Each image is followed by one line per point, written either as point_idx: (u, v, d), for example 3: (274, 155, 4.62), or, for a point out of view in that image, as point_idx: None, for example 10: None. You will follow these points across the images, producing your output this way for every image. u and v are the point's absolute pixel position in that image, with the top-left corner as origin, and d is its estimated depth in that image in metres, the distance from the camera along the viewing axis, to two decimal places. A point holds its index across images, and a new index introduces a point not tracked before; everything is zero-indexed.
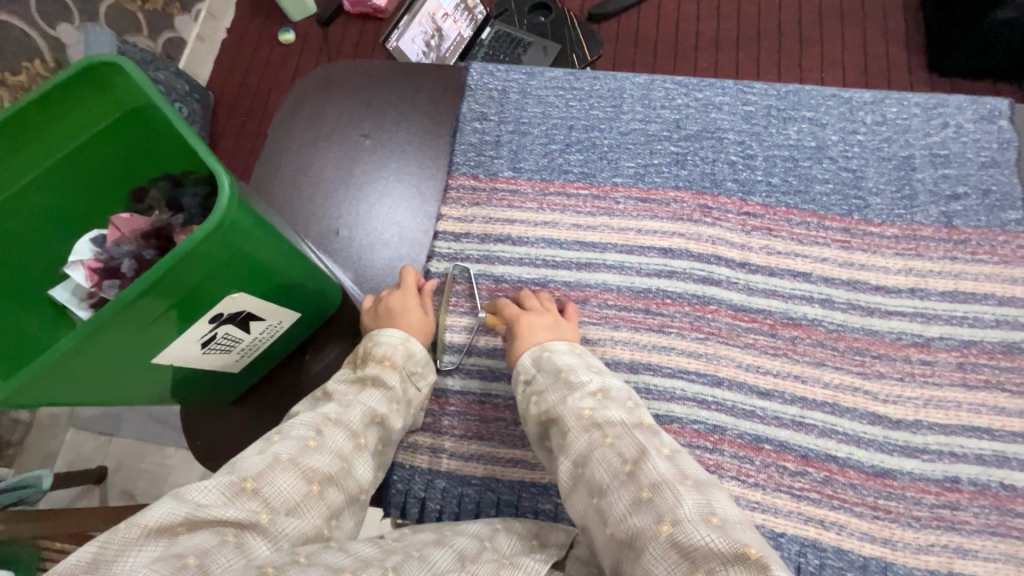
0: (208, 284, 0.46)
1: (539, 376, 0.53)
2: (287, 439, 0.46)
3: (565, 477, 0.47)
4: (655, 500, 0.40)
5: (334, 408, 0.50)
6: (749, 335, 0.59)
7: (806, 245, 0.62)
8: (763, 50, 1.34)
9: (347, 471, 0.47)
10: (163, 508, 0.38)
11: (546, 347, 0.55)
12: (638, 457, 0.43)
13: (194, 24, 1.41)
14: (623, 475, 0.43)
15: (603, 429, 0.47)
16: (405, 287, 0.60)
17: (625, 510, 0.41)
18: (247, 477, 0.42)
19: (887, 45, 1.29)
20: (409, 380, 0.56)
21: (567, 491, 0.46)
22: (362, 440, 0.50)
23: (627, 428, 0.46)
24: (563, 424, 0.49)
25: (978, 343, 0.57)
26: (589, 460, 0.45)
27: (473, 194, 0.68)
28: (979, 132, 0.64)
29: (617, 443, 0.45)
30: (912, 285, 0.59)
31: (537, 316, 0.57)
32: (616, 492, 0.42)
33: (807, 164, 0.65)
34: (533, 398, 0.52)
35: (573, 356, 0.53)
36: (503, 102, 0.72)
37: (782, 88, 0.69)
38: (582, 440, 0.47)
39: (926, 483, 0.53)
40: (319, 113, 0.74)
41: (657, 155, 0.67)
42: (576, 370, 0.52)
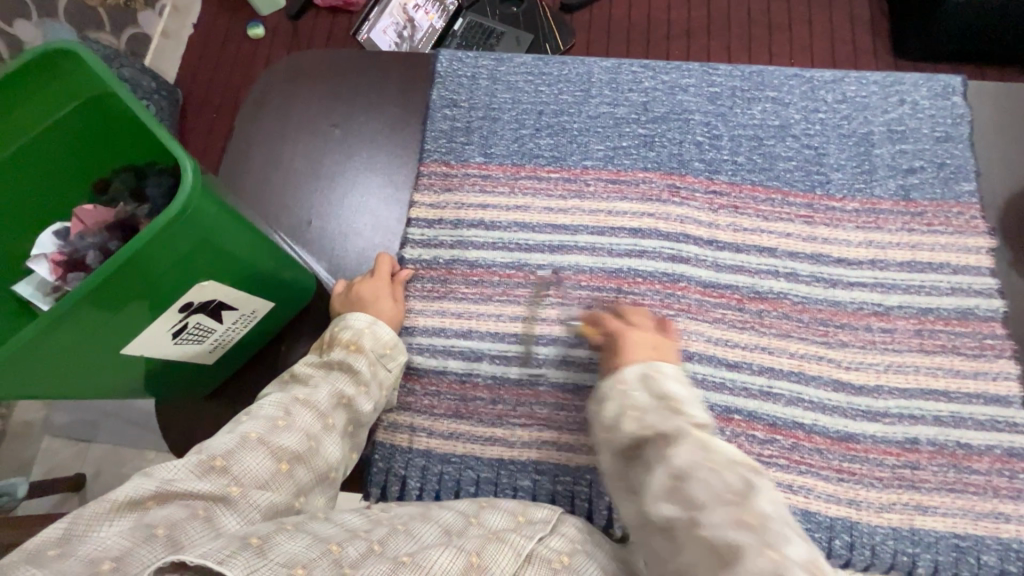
0: (176, 271, 0.45)
1: (641, 392, 0.48)
2: (257, 418, 0.46)
3: (656, 484, 0.42)
4: (762, 530, 0.37)
5: (302, 389, 0.50)
6: (718, 310, 0.60)
7: (770, 221, 0.63)
8: (732, 36, 1.36)
9: (316, 451, 0.47)
10: (133, 484, 0.39)
11: (653, 367, 0.50)
12: (747, 488, 0.39)
13: (159, 20, 1.38)
14: (729, 499, 0.39)
15: (710, 452, 0.42)
16: (377, 275, 0.61)
17: (724, 528, 0.38)
18: (217, 455, 0.43)
19: (851, 31, 1.32)
20: (380, 362, 0.55)
21: (653, 493, 0.42)
22: (331, 420, 0.49)
23: (732, 457, 0.42)
24: (670, 437, 0.43)
25: (934, 311, 0.59)
26: (692, 476, 0.41)
27: (445, 180, 0.68)
28: (933, 109, 0.67)
29: (723, 469, 0.40)
30: (872, 257, 0.62)
31: (642, 334, 0.53)
32: (718, 512, 0.39)
33: (770, 142, 0.67)
34: (629, 410, 0.47)
35: (684, 386, 0.48)
36: (472, 88, 0.72)
37: (746, 69, 0.70)
38: (685, 454, 0.42)
39: (887, 446, 0.55)
40: (286, 104, 0.73)
41: (626, 138, 0.68)
42: (686, 400, 0.47)
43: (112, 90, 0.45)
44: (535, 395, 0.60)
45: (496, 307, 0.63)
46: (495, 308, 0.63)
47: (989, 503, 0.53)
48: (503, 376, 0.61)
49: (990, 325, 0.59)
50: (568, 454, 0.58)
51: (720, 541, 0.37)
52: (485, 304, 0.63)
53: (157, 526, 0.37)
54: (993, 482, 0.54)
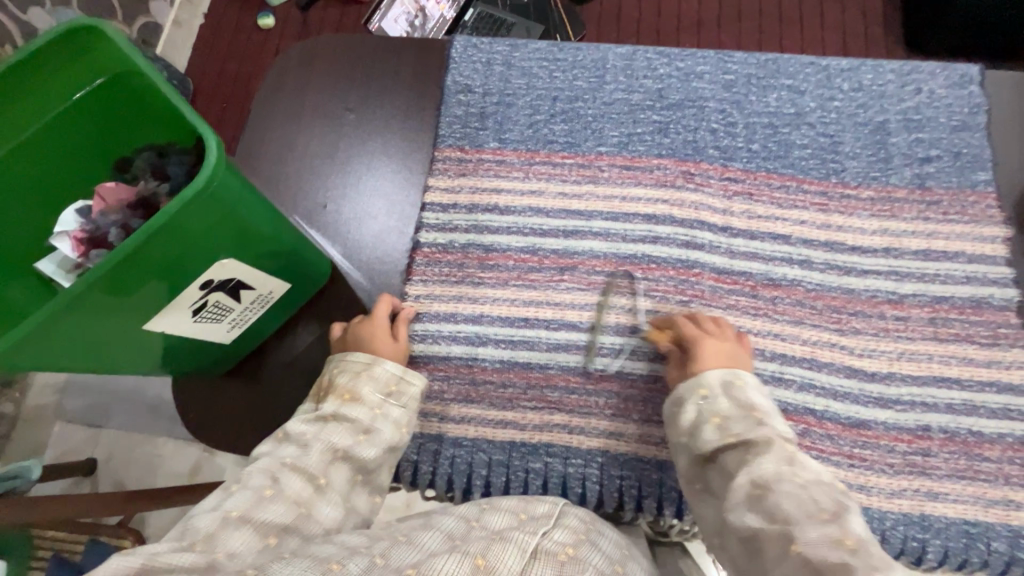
0: (197, 248, 0.46)
1: (723, 399, 0.49)
2: (244, 490, 0.45)
3: (737, 493, 0.43)
4: (863, 552, 0.36)
5: (293, 450, 0.49)
6: (731, 296, 0.60)
7: (784, 209, 0.63)
8: (745, 29, 1.35)
9: (307, 517, 0.46)
10: (116, 560, 0.35)
11: (737, 374, 0.51)
12: (840, 510, 0.39)
13: (170, 10, 1.39)
14: (822, 516, 0.39)
15: (796, 467, 0.43)
16: (375, 316, 0.60)
17: (817, 545, 0.37)
18: (198, 538, 0.41)
19: (866, 23, 1.32)
20: (386, 404, 0.54)
21: (733, 501, 0.43)
22: (324, 480, 0.48)
23: (819, 476, 0.43)
24: (754, 446, 0.45)
25: (949, 299, 0.59)
26: (775, 486, 0.42)
27: (460, 165, 0.69)
28: (950, 98, 0.66)
29: (811, 485, 0.41)
30: (886, 245, 0.62)
31: (717, 344, 0.54)
32: (813, 527, 0.38)
33: (786, 130, 0.67)
34: (712, 417, 0.49)
35: (765, 397, 0.50)
36: (487, 73, 0.72)
37: (761, 56, 0.70)
38: (770, 466, 0.43)
39: (898, 432, 0.55)
40: (302, 87, 0.74)
41: (640, 124, 0.68)
42: (768, 413, 0.49)
43: (137, 67, 0.45)
44: (546, 379, 0.60)
45: (511, 292, 0.63)
46: (509, 292, 0.63)
47: (1001, 490, 0.53)
48: (512, 359, 0.61)
49: (1004, 315, 0.58)
50: (579, 438, 0.58)
51: (817, 558, 0.36)
52: (499, 289, 0.63)
53: None
54: (1005, 470, 0.54)
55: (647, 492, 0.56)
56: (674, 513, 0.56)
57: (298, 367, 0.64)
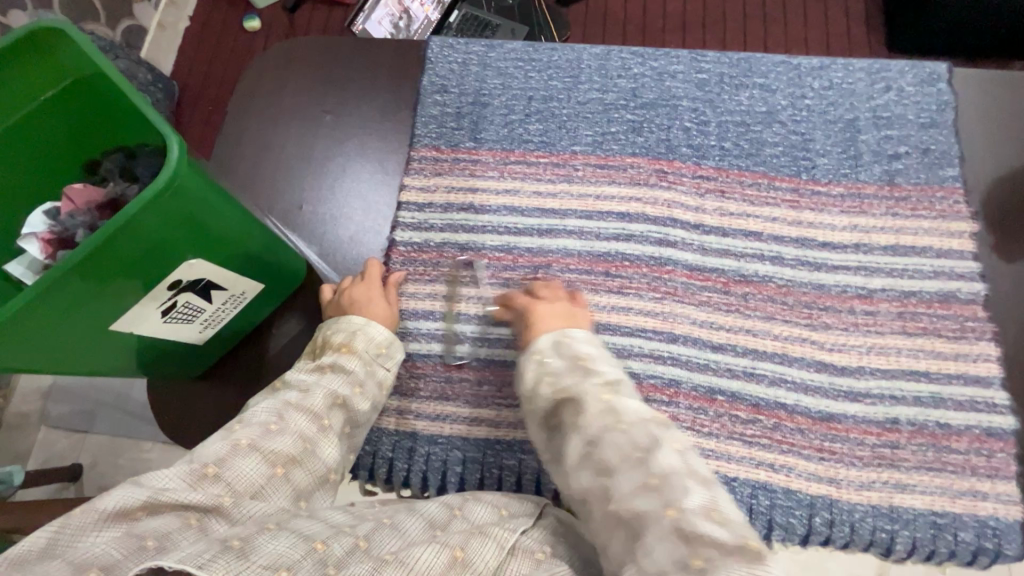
0: (163, 248, 0.46)
1: (553, 358, 0.50)
2: (249, 424, 0.46)
3: (573, 452, 0.44)
4: (663, 488, 0.39)
5: (295, 394, 0.49)
6: (703, 293, 0.61)
7: (756, 206, 0.64)
8: (728, 30, 1.36)
9: (311, 453, 0.47)
10: (123, 492, 0.38)
11: (566, 334, 0.52)
12: (651, 446, 0.41)
13: (154, 11, 1.39)
14: (632, 459, 0.41)
15: (617, 416, 0.44)
16: (369, 279, 0.61)
17: (630, 495, 0.40)
18: (209, 462, 0.42)
19: (847, 24, 1.33)
20: (376, 362, 0.55)
21: (571, 462, 0.44)
22: (327, 421, 0.49)
23: (640, 415, 0.44)
24: (581, 402, 0.46)
25: (917, 294, 0.60)
26: (603, 439, 0.43)
27: (436, 164, 0.69)
28: (919, 95, 0.67)
29: (631, 429, 0.43)
30: (856, 241, 0.62)
31: (552, 305, 0.56)
32: (624, 475, 0.41)
33: (758, 128, 0.67)
34: (545, 377, 0.49)
35: (595, 346, 0.51)
36: (463, 73, 0.73)
37: (734, 55, 0.71)
38: (595, 420, 0.44)
39: (867, 425, 0.56)
40: (278, 89, 0.74)
41: (614, 123, 0.69)
42: (596, 359, 0.49)
43: (100, 69, 0.45)
44: None
45: (485, 290, 0.63)
46: (484, 290, 0.63)
47: (967, 481, 0.54)
48: (488, 357, 0.61)
49: (971, 309, 0.59)
50: None
51: (625, 508, 0.39)
52: (474, 288, 0.64)
53: (146, 536, 0.36)
54: (972, 461, 0.55)
55: None
56: None
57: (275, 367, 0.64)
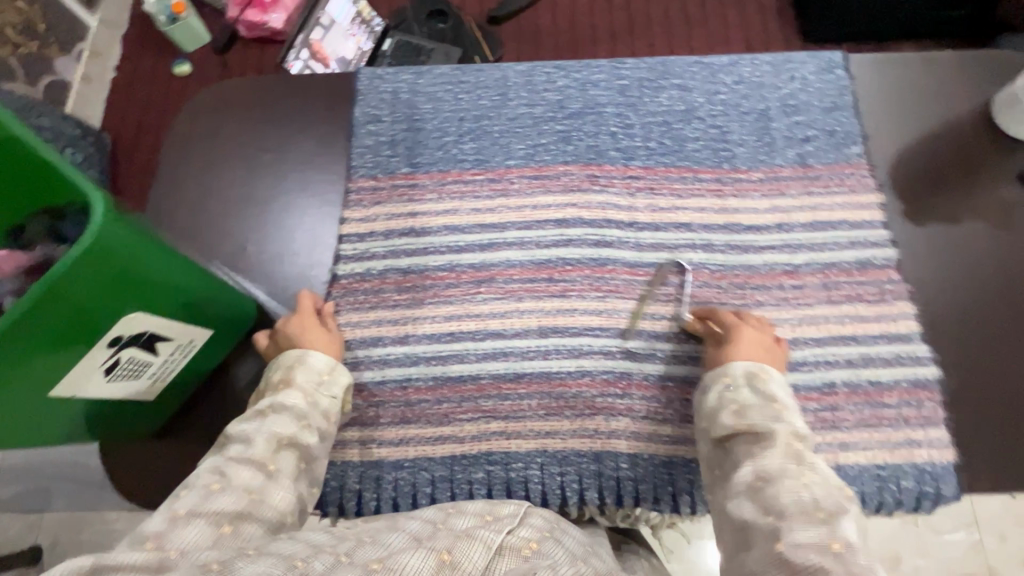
0: (98, 306, 0.45)
1: (747, 390, 0.52)
2: (191, 488, 0.44)
3: (740, 484, 0.45)
4: (845, 557, 0.37)
5: (237, 446, 0.49)
6: (644, 287, 0.64)
7: (684, 199, 0.67)
8: (653, 34, 1.44)
9: (261, 502, 0.45)
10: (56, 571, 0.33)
11: (764, 369, 0.54)
12: (835, 510, 0.40)
13: (77, 65, 1.36)
14: (812, 513, 0.40)
15: (805, 467, 0.44)
16: (301, 312, 0.61)
17: (802, 546, 0.38)
18: (148, 538, 0.39)
19: (763, 18, 1.42)
20: (319, 392, 0.56)
21: (736, 492, 0.45)
22: (274, 467, 0.48)
23: (826, 477, 0.44)
24: (764, 439, 0.47)
25: (837, 264, 0.65)
26: (777, 483, 0.43)
27: (374, 193, 0.70)
28: (820, 82, 0.72)
29: (814, 484, 0.43)
30: (778, 221, 0.66)
31: (753, 333, 0.57)
32: (800, 524, 0.40)
33: (679, 126, 0.71)
34: (733, 403, 0.51)
35: (789, 394, 0.52)
36: (395, 102, 0.74)
37: (650, 60, 0.74)
38: (776, 461, 0.45)
39: (807, 391, 0.60)
40: (211, 134, 0.74)
41: (545, 135, 0.71)
42: (792, 409, 0.50)
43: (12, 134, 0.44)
44: (478, 389, 0.62)
45: (433, 309, 0.65)
46: (431, 310, 0.65)
47: (902, 432, 0.58)
48: (444, 375, 0.63)
49: (886, 273, 0.64)
50: (517, 442, 0.60)
51: (795, 559, 0.37)
52: (422, 309, 0.65)
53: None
54: (903, 413, 0.59)
55: (588, 484, 0.58)
56: (615, 502, 0.58)
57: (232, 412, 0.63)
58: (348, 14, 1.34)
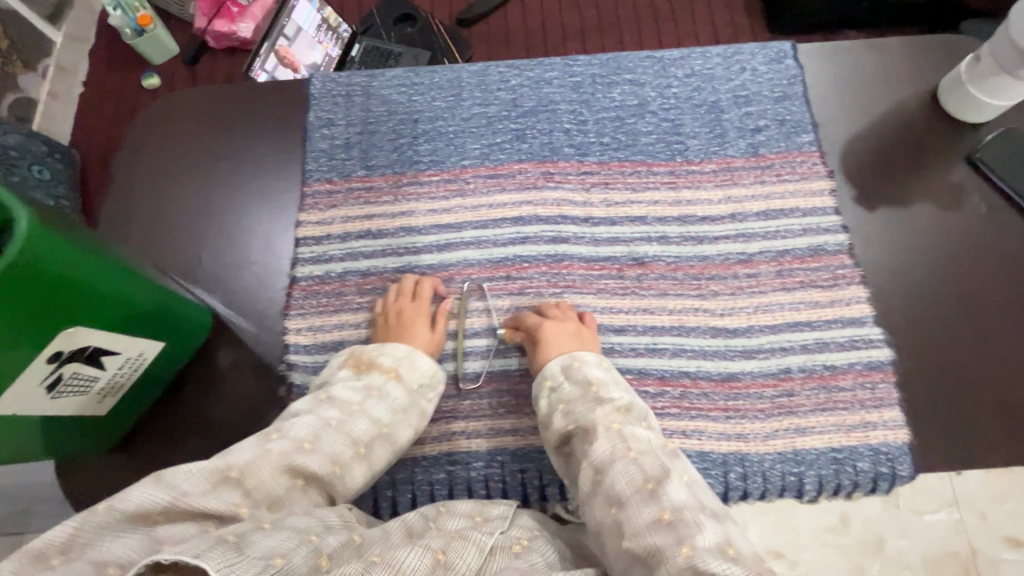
0: (31, 323, 0.44)
1: (566, 385, 0.54)
2: (285, 437, 0.46)
3: (584, 482, 0.47)
4: (676, 524, 0.41)
5: (336, 413, 0.50)
6: (600, 281, 0.64)
7: (638, 192, 0.68)
8: (624, 31, 1.44)
9: (339, 477, 0.47)
10: (141, 493, 0.37)
11: (575, 356, 0.56)
12: (661, 479, 0.44)
13: (43, 81, 1.33)
14: (645, 491, 0.43)
15: (627, 443, 0.47)
16: (419, 298, 0.62)
17: (643, 530, 0.41)
18: (235, 467, 0.41)
19: (730, 12, 1.44)
20: (420, 393, 0.57)
21: (584, 493, 0.46)
22: (364, 450, 0.50)
23: (651, 446, 0.46)
24: (590, 432, 0.49)
25: (790, 252, 0.65)
26: (610, 470, 0.45)
27: (330, 198, 0.70)
28: (771, 72, 0.73)
29: (641, 459, 0.45)
30: (731, 211, 0.67)
31: (562, 325, 0.59)
32: (637, 508, 0.42)
33: (632, 120, 0.71)
34: (559, 404, 0.53)
35: (606, 370, 0.55)
36: (348, 106, 0.74)
37: (603, 56, 0.75)
38: (605, 448, 0.47)
39: (764, 379, 0.60)
40: (164, 145, 0.73)
41: (499, 134, 0.71)
42: (607, 385, 0.53)
43: None
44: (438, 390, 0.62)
45: None
46: None
47: (858, 414, 0.59)
48: None
49: (838, 258, 0.65)
50: (477, 441, 0.60)
51: (640, 548, 0.41)
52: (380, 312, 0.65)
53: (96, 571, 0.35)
54: (859, 396, 0.60)
55: (549, 480, 0.58)
56: None
57: (191, 424, 0.62)
58: (313, 20, 1.31)
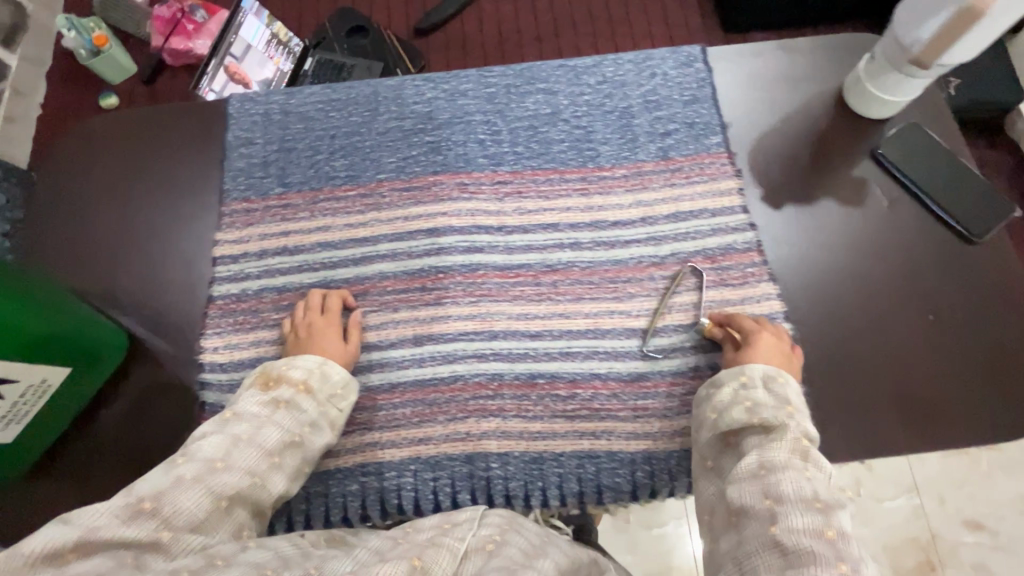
0: None
1: (762, 391, 0.52)
2: (194, 460, 0.47)
3: (745, 467, 0.47)
4: (838, 543, 0.40)
5: (244, 428, 0.50)
6: (516, 288, 0.65)
7: (550, 199, 0.69)
8: (580, 34, 1.46)
9: (260, 488, 0.48)
10: (48, 534, 0.37)
11: (779, 372, 0.54)
12: (834, 506, 0.43)
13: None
14: (816, 508, 0.42)
15: (809, 463, 0.46)
16: (329, 313, 0.63)
17: (800, 532, 0.41)
18: (145, 497, 0.42)
19: (683, 11, 1.46)
20: (330, 402, 0.57)
21: (737, 477, 0.47)
22: (278, 459, 0.51)
23: (829, 475, 0.46)
24: (773, 431, 0.49)
25: (700, 252, 0.67)
26: (782, 473, 0.45)
27: (247, 216, 0.70)
28: (680, 76, 0.75)
29: (817, 479, 0.45)
30: (642, 214, 0.68)
31: (773, 340, 0.57)
32: (798, 514, 0.42)
33: (544, 129, 0.72)
34: (745, 401, 0.52)
35: (805, 401, 0.52)
36: (266, 124, 0.75)
37: (516, 66, 0.76)
38: (782, 453, 0.47)
39: (673, 376, 0.61)
40: (84, 170, 0.73)
41: (415, 147, 0.72)
42: (801, 410, 0.51)
43: None
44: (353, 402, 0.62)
45: None
46: None
47: None
48: None
49: (747, 256, 0.66)
50: (390, 451, 0.60)
51: (788, 542, 0.41)
52: None
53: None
54: None
55: (459, 487, 0.59)
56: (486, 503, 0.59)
57: (107, 451, 0.62)
58: (262, 36, 1.31)
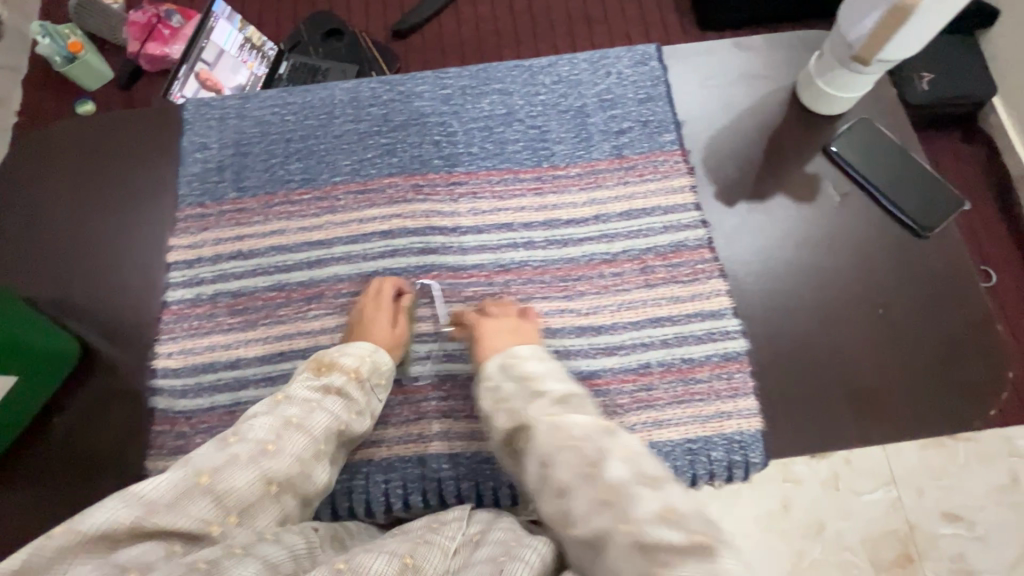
0: None
1: (506, 382, 0.53)
2: (246, 440, 0.46)
3: (535, 479, 0.45)
4: (618, 504, 0.39)
5: (296, 412, 0.50)
6: (468, 289, 0.65)
7: (505, 199, 0.69)
8: (557, 35, 1.46)
9: (308, 476, 0.48)
10: (108, 511, 0.37)
11: (511, 355, 0.55)
12: (600, 460, 0.41)
13: None
14: (586, 472, 0.41)
15: (564, 429, 0.45)
16: (377, 301, 0.62)
17: (589, 517, 0.40)
18: (203, 472, 0.42)
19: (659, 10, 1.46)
20: (373, 393, 0.57)
21: (538, 490, 0.44)
22: (324, 445, 0.50)
23: (582, 425, 0.45)
24: (528, 432, 0.47)
25: (652, 249, 0.67)
26: (555, 460, 0.43)
27: (202, 220, 0.70)
28: (634, 75, 0.75)
29: (584, 444, 0.43)
30: (594, 213, 0.69)
31: (499, 322, 0.59)
32: (580, 492, 0.41)
33: (499, 129, 0.73)
34: (502, 402, 0.52)
35: (541, 363, 0.53)
36: (221, 129, 0.74)
37: (472, 68, 0.76)
38: (544, 442, 0.45)
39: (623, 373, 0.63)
40: (30, 177, 0.71)
41: (370, 149, 0.72)
42: (544, 379, 0.51)
43: None
44: None
45: (263, 330, 0.66)
46: (260, 332, 0.66)
47: (712, 405, 0.61)
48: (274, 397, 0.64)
49: (698, 252, 0.67)
50: None
51: (588, 533, 0.39)
52: (250, 333, 0.66)
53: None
54: (714, 386, 0.62)
55: (411, 488, 0.59)
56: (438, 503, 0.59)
57: (56, 462, 0.60)
58: (234, 40, 1.28)
